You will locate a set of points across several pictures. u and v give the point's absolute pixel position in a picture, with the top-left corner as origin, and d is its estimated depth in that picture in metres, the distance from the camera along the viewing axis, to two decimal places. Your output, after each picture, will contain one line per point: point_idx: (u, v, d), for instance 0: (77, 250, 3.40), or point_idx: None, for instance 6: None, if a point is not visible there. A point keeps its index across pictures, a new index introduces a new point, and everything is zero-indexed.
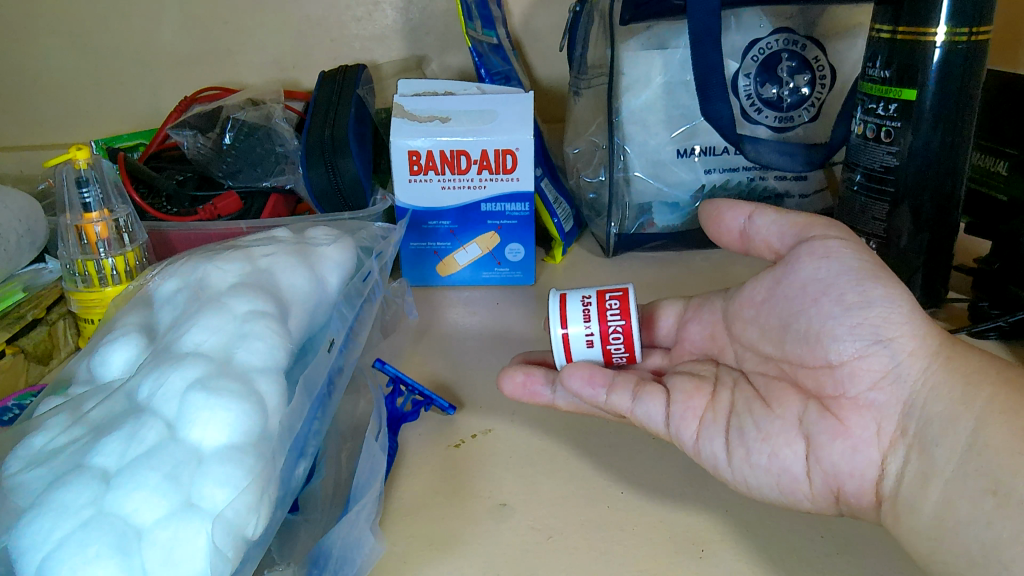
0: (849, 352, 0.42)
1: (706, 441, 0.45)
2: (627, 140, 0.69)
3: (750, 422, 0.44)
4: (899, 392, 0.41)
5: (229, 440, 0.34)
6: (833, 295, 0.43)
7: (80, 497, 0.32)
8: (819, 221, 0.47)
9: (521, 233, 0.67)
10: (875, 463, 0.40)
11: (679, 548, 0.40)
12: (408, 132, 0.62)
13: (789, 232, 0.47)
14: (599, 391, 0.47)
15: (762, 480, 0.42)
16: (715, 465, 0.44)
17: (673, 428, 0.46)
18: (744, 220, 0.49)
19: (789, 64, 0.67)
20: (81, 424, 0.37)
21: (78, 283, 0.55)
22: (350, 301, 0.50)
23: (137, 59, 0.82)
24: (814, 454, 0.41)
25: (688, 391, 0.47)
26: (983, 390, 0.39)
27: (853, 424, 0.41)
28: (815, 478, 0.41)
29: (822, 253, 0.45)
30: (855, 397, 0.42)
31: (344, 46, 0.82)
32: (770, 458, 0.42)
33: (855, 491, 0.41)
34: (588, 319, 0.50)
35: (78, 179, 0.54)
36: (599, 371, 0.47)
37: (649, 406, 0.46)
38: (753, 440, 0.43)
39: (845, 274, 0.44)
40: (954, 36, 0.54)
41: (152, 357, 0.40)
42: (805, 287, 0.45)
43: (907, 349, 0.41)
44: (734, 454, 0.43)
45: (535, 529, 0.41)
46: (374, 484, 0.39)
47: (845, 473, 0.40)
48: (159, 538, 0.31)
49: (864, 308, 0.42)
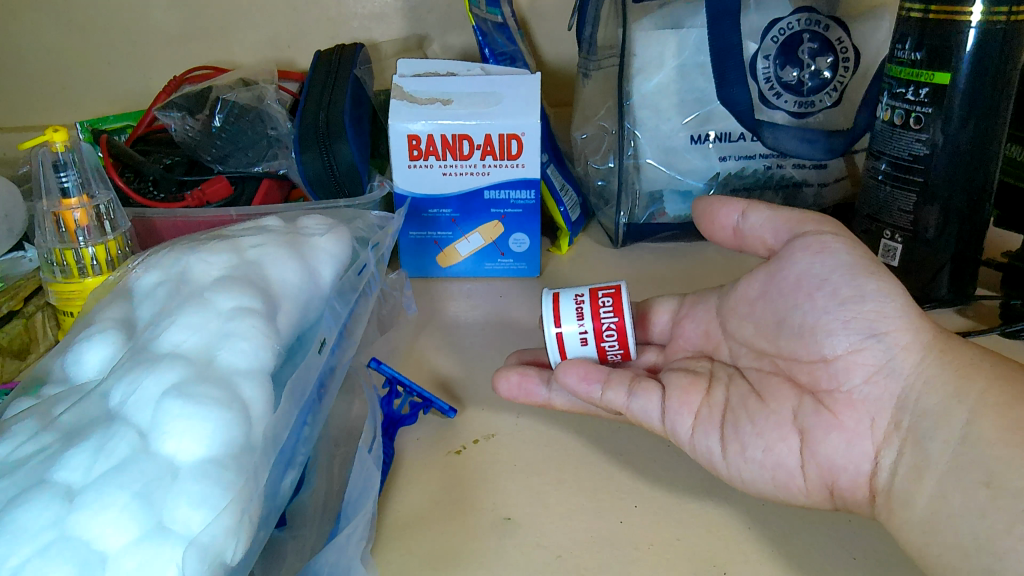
0: (843, 347, 0.39)
1: (701, 437, 0.42)
2: (637, 125, 0.66)
3: (745, 418, 0.41)
4: (893, 385, 0.38)
5: (207, 453, 0.31)
6: (827, 290, 0.40)
7: (41, 517, 0.28)
8: (811, 217, 0.44)
9: (526, 223, 0.63)
10: (869, 457, 0.37)
11: (698, 571, 0.37)
12: (407, 114, 0.58)
13: (782, 228, 0.44)
14: (595, 387, 0.44)
15: (756, 474, 0.39)
16: (710, 460, 0.41)
17: (669, 424, 0.43)
18: (738, 217, 0.46)
19: (811, 46, 0.63)
20: (50, 430, 0.34)
21: (56, 273, 0.52)
22: (344, 297, 0.47)
23: (124, 37, 0.78)
24: (809, 449, 0.38)
25: (683, 388, 0.44)
26: (976, 381, 0.36)
27: (847, 419, 0.38)
28: (810, 472, 0.38)
29: (816, 249, 0.42)
30: (850, 391, 0.39)
31: (342, 25, 0.79)
32: (764, 452, 0.39)
33: (849, 485, 0.38)
34: (581, 317, 0.47)
35: (55, 163, 0.51)
36: (594, 366, 0.44)
37: (645, 403, 0.43)
38: (748, 435, 0.40)
39: (840, 269, 0.40)
40: (990, 15, 0.50)
41: (129, 357, 0.37)
42: (799, 282, 0.42)
43: (901, 343, 0.39)
44: (729, 450, 0.40)
45: (542, 547, 0.38)
46: (365, 503, 0.36)
47: (839, 466, 0.37)
48: (125, 566, 0.28)
49: (856, 303, 0.39)
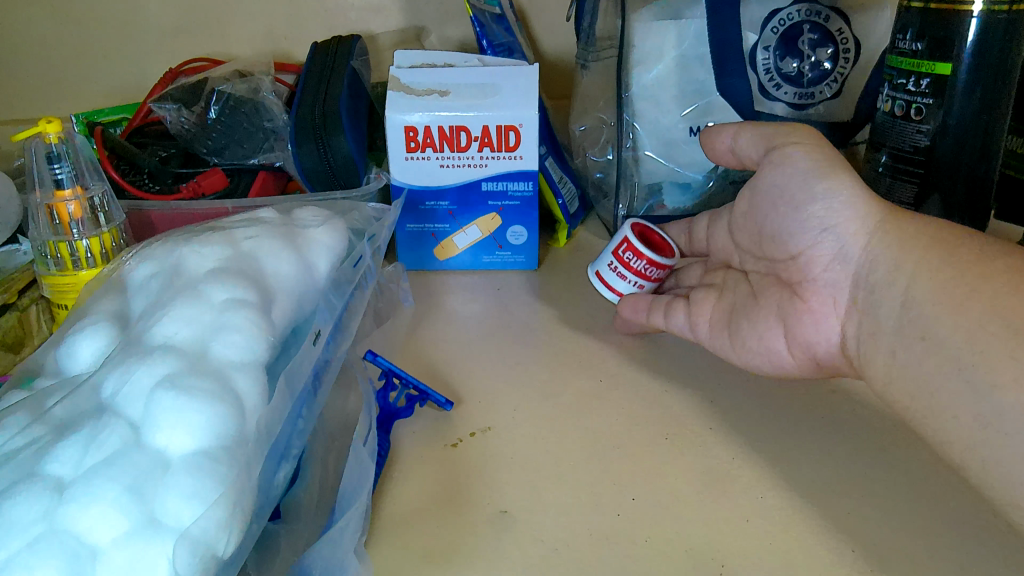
0: (805, 244, 0.43)
1: (716, 338, 0.49)
2: (637, 117, 0.65)
3: (744, 317, 0.47)
4: (847, 268, 0.41)
5: (198, 446, 0.31)
6: (789, 199, 0.44)
7: (30, 511, 0.28)
8: (789, 129, 0.45)
9: (524, 215, 0.63)
10: (837, 330, 0.42)
11: (698, 564, 0.36)
12: (404, 106, 0.58)
13: (760, 145, 0.45)
14: (641, 313, 0.53)
15: (758, 363, 0.46)
16: (725, 354, 0.49)
17: (698, 333, 0.51)
18: (731, 140, 0.47)
19: (811, 37, 0.62)
20: (41, 423, 0.33)
21: (50, 266, 0.51)
22: (340, 289, 0.47)
23: (120, 29, 0.77)
24: (790, 334, 0.44)
25: (703, 298, 0.51)
26: (919, 244, 0.38)
27: (815, 303, 0.43)
28: (797, 353, 0.44)
29: (779, 163, 0.44)
30: (816, 278, 0.43)
31: (339, 18, 0.78)
32: (760, 343, 0.46)
33: (829, 357, 0.43)
34: (623, 278, 0.55)
35: (48, 154, 0.50)
36: (641, 297, 0.53)
37: (676, 319, 0.51)
38: (747, 331, 0.47)
39: (799, 178, 0.43)
40: (991, 6, 0.50)
41: (121, 349, 0.36)
42: (772, 196, 0.45)
43: (850, 231, 0.41)
44: (734, 344, 0.47)
45: (540, 541, 0.38)
46: (360, 496, 0.36)
47: (814, 344, 0.43)
48: (116, 560, 0.27)
49: (806, 205, 0.43)
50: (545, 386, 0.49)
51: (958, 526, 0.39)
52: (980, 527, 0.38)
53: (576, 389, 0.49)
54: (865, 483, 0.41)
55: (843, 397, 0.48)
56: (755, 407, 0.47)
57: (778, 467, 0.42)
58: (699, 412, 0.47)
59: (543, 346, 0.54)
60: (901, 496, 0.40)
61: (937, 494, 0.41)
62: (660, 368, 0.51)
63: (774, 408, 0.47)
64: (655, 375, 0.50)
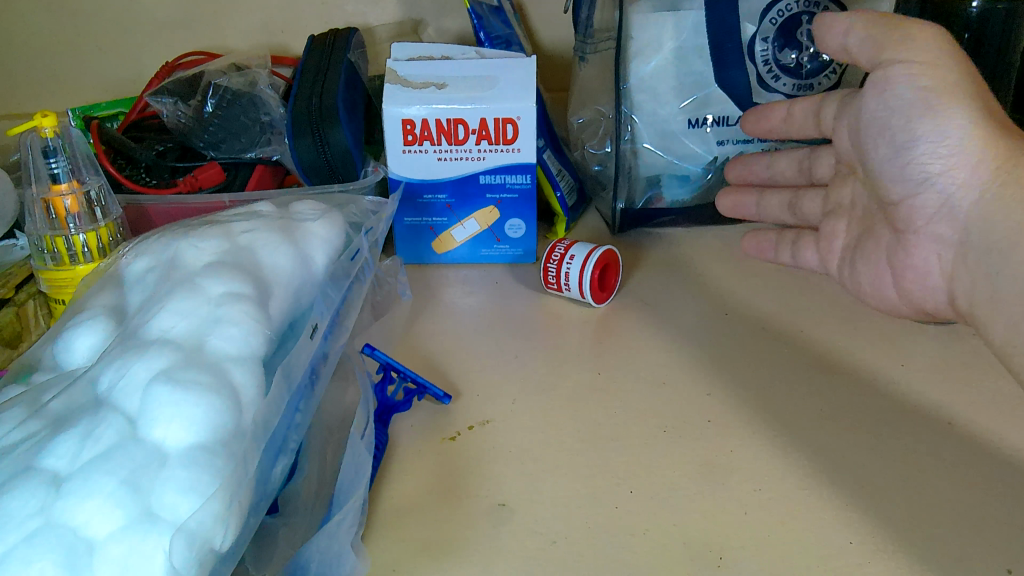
0: (904, 195, 0.47)
1: (847, 271, 0.54)
2: (635, 109, 0.65)
3: (864, 251, 0.52)
4: (954, 221, 0.44)
5: (195, 440, 0.31)
6: (890, 137, 0.47)
7: (26, 505, 0.28)
8: (899, 32, 0.45)
9: (522, 208, 0.62)
10: (941, 276, 0.46)
11: (695, 556, 0.36)
12: (401, 98, 0.58)
13: (868, 47, 0.47)
14: (769, 253, 0.62)
15: (873, 297, 0.52)
16: (847, 286, 0.55)
17: (828, 263, 0.57)
18: (841, 37, 0.49)
19: (810, 27, 0.62)
20: (37, 417, 0.33)
21: (47, 261, 0.51)
22: (338, 282, 0.46)
23: (116, 23, 0.77)
24: (897, 279, 0.49)
25: (833, 232, 0.56)
26: None
27: (919, 255, 0.46)
28: (904, 298, 0.49)
29: (881, 88, 0.47)
30: (921, 227, 0.46)
31: (336, 10, 0.78)
32: (872, 287, 0.51)
33: (936, 305, 0.47)
34: (568, 257, 0.57)
35: (43, 149, 0.50)
36: (765, 240, 0.62)
37: (807, 256, 0.59)
38: (865, 263, 0.52)
39: (911, 108, 0.45)
40: None
41: (118, 343, 0.36)
42: (877, 126, 0.48)
43: (959, 182, 0.44)
44: (851, 276, 0.53)
45: (538, 534, 0.38)
46: (358, 489, 0.36)
47: (920, 292, 0.47)
48: (112, 554, 0.27)
49: (910, 146, 0.45)
50: (543, 379, 0.49)
51: (955, 516, 0.39)
52: (977, 518, 0.38)
53: (573, 381, 0.49)
54: (863, 474, 0.41)
55: (840, 389, 0.48)
56: (753, 398, 0.47)
57: (776, 458, 0.42)
58: (698, 404, 0.47)
59: (542, 338, 0.54)
60: (898, 487, 0.40)
61: (934, 486, 0.41)
62: (658, 360, 0.51)
63: (772, 400, 0.47)
64: (653, 368, 0.50)
